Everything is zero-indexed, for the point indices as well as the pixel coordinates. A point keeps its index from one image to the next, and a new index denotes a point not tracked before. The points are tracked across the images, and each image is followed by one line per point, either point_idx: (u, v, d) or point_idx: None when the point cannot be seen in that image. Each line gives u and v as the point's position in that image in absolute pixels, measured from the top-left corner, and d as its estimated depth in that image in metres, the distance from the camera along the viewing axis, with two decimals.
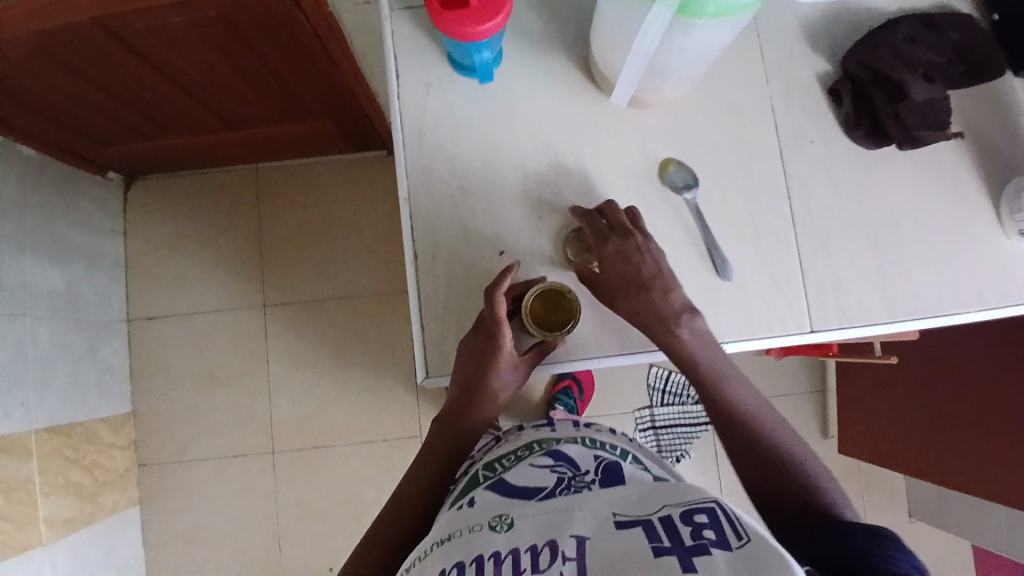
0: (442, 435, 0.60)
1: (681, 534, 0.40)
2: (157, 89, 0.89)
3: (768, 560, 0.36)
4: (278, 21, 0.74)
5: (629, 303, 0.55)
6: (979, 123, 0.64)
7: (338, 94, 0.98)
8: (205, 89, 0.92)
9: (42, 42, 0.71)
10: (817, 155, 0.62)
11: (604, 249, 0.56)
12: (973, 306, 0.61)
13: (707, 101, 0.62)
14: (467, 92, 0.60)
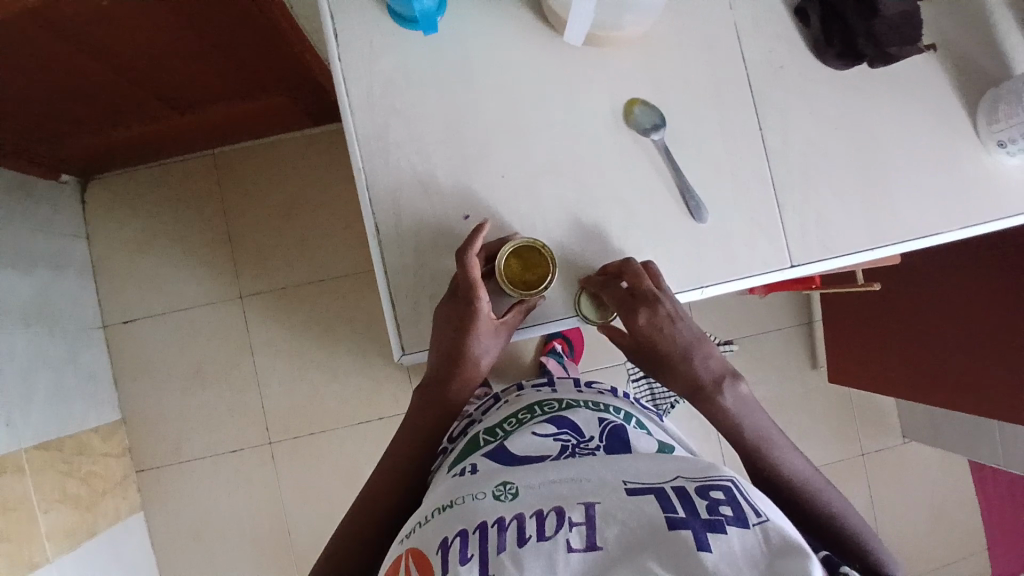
0: (422, 404, 0.58)
1: (682, 503, 0.39)
2: (96, 81, 0.84)
3: (787, 549, 0.36)
4: None
5: (671, 370, 0.55)
6: (952, 32, 0.61)
7: (290, 66, 0.93)
8: (148, 75, 0.86)
9: None
10: (789, 80, 0.59)
11: (635, 323, 0.53)
12: (955, 225, 0.59)
13: (670, 32, 0.58)
14: (413, 47, 0.56)
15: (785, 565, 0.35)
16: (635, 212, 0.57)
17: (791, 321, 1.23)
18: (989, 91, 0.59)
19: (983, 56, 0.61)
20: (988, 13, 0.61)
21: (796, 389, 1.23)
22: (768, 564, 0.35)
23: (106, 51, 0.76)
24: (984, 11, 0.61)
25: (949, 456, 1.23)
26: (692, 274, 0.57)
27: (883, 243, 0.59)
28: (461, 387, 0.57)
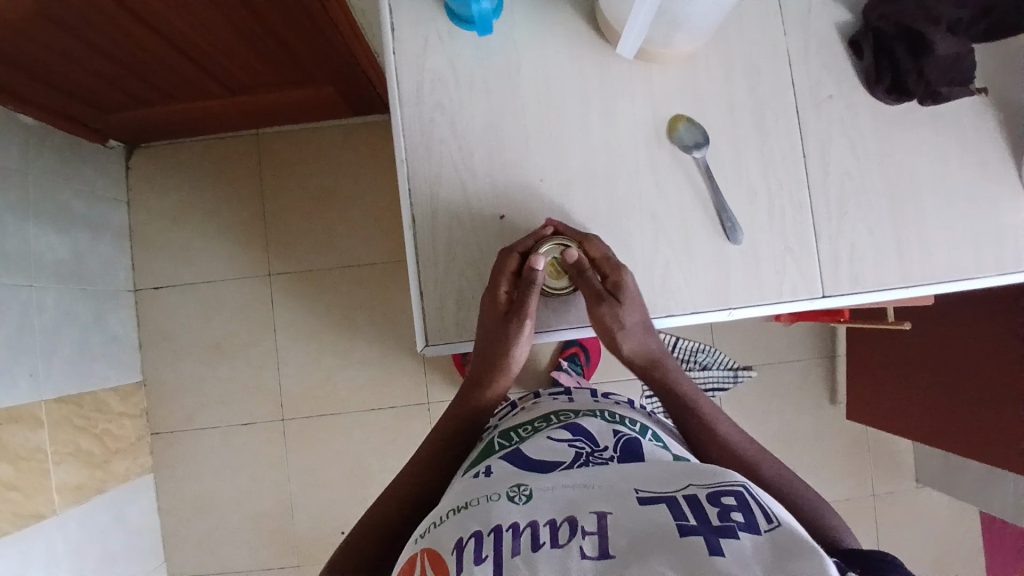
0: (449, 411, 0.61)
1: (689, 510, 0.40)
2: (152, 54, 0.86)
3: (797, 547, 0.36)
4: None
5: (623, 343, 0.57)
6: (1006, 77, 0.60)
7: (338, 59, 0.95)
8: (203, 53, 0.89)
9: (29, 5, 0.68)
10: (835, 111, 0.59)
11: (620, 277, 0.54)
12: (989, 271, 0.59)
13: (722, 52, 0.58)
14: (466, 47, 0.57)
15: (798, 567, 0.35)
16: (668, 225, 0.57)
17: (813, 354, 1.21)
18: None
19: None
20: None
21: (810, 422, 1.21)
22: (782, 565, 0.35)
23: (162, 26, 0.79)
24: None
25: (961, 506, 1.21)
26: (721, 292, 0.57)
27: (915, 282, 0.58)
28: (495, 394, 0.61)
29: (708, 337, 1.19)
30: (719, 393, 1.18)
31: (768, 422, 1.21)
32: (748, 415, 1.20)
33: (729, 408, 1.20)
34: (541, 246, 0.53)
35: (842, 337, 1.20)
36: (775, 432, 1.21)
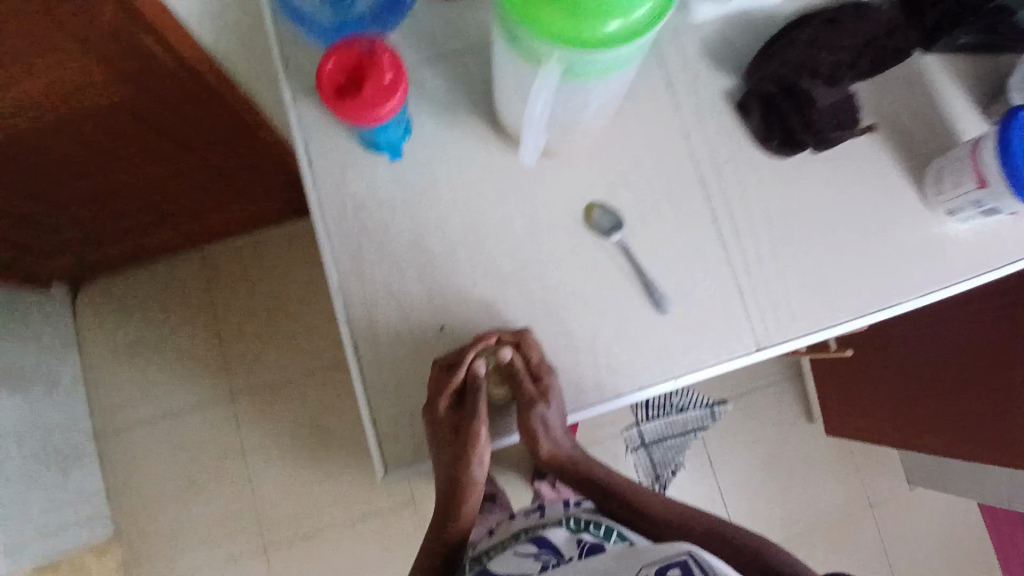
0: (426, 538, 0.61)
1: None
2: (87, 184, 0.89)
3: None
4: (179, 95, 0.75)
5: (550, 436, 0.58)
6: (888, 112, 0.65)
7: (265, 159, 0.98)
8: (130, 176, 0.91)
9: None
10: (738, 173, 0.62)
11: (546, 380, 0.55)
12: (907, 295, 0.62)
13: (623, 135, 0.62)
14: (380, 170, 0.59)
15: None
16: (604, 305, 0.59)
17: (781, 376, 1.23)
18: (932, 162, 0.64)
19: (924, 132, 0.65)
20: (926, 85, 0.66)
21: (794, 447, 1.22)
22: None
23: (94, 154, 0.81)
24: (922, 83, 0.66)
25: (956, 500, 1.22)
26: (666, 364, 0.58)
27: (841, 319, 0.61)
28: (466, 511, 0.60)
29: None
30: (701, 432, 1.20)
31: (754, 454, 1.21)
32: (734, 449, 1.20)
33: (715, 445, 1.20)
34: (477, 357, 0.55)
35: (809, 372, 1.22)
36: (763, 462, 1.21)
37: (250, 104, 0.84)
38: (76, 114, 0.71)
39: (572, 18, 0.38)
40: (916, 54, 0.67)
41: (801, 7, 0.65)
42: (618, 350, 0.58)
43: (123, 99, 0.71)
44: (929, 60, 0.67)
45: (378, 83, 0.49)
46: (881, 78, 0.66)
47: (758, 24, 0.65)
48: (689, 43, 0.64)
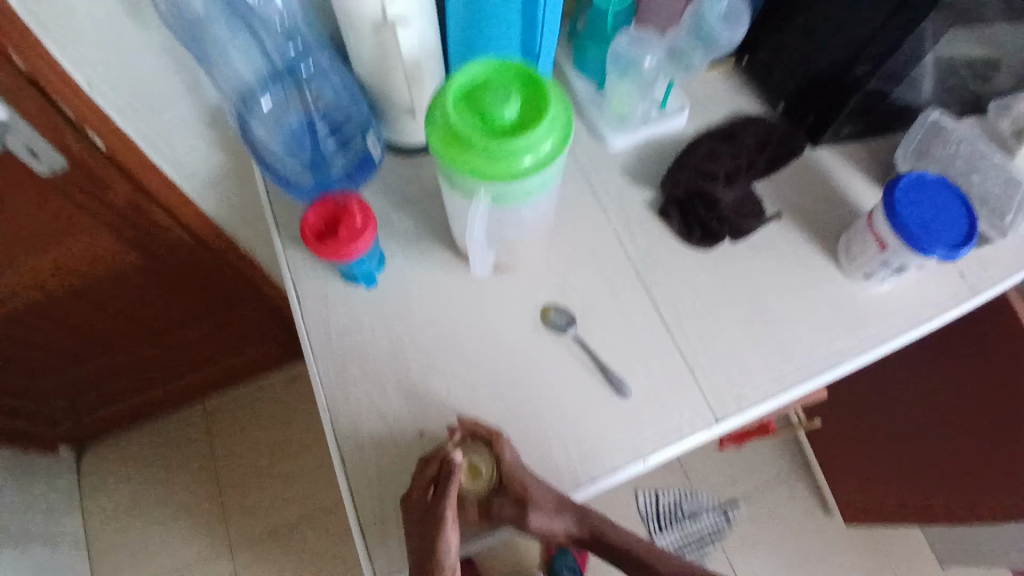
0: None
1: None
2: (100, 339, 0.98)
3: None
4: (178, 253, 0.88)
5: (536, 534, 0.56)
6: (790, 201, 0.76)
7: (263, 308, 1.09)
8: (138, 331, 1.00)
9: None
10: (671, 267, 0.71)
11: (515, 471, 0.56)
12: (848, 356, 0.68)
13: (567, 246, 0.71)
14: (359, 298, 0.68)
15: None
16: (568, 395, 0.64)
17: (786, 471, 1.25)
18: (841, 236, 0.73)
19: (829, 213, 0.76)
20: (822, 174, 0.78)
21: (813, 538, 1.20)
22: None
23: (107, 307, 0.92)
24: (820, 170, 0.78)
25: (999, 570, 1.16)
26: (633, 445, 0.62)
27: (791, 385, 0.66)
28: None
29: (684, 480, 1.22)
30: (718, 539, 1.19)
31: (774, 553, 1.19)
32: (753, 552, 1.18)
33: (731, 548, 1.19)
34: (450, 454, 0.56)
35: (809, 448, 1.24)
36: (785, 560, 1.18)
37: (248, 260, 0.96)
38: (82, 272, 0.83)
39: (492, 160, 0.48)
40: (807, 149, 0.79)
41: (701, 126, 0.80)
42: (587, 436, 0.62)
43: (123, 256, 0.84)
44: (821, 153, 0.79)
45: (350, 227, 0.58)
46: (780, 173, 0.78)
47: (667, 144, 0.78)
48: (613, 166, 0.77)
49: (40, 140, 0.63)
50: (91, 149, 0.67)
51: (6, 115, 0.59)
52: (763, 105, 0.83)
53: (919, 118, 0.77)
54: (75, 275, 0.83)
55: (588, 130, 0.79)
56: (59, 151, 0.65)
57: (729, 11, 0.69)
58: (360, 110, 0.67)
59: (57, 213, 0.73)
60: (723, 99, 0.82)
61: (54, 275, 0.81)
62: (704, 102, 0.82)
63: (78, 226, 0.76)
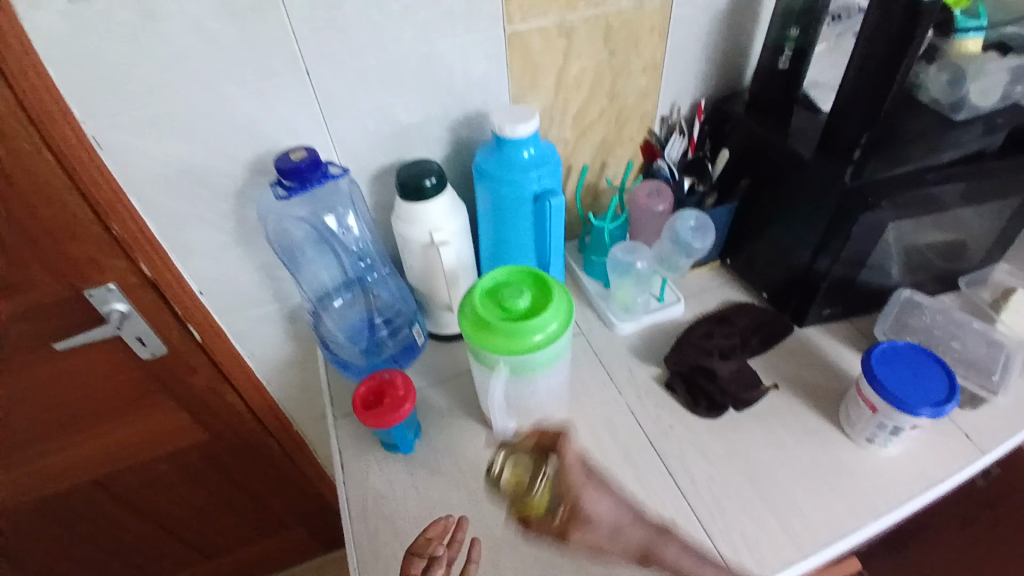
0: None
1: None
2: (151, 514, 1.06)
3: None
4: (240, 436, 0.99)
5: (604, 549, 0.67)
6: (785, 374, 0.84)
7: (303, 492, 1.16)
8: (185, 507, 1.08)
9: (40, 476, 0.90)
10: (682, 435, 0.78)
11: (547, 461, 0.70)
12: (868, 521, 0.69)
13: (584, 416, 0.80)
14: (396, 465, 0.75)
15: None
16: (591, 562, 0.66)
17: None
18: (841, 404, 0.79)
19: (824, 382, 0.83)
20: (812, 349, 0.87)
21: None
22: None
23: (164, 483, 1.01)
24: (810, 346, 0.88)
25: None
26: None
27: (813, 550, 0.67)
28: None
29: None
30: None
31: None
32: None
33: None
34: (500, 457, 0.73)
35: None
36: None
37: (298, 441, 1.06)
38: (152, 447, 0.94)
39: (508, 338, 0.60)
40: (795, 328, 0.90)
41: (696, 313, 0.93)
42: None
43: (190, 435, 0.95)
44: (809, 330, 0.90)
45: (394, 397, 0.69)
46: (774, 349, 0.88)
47: (669, 326, 0.91)
48: (621, 346, 0.89)
49: (150, 331, 0.78)
50: (191, 343, 0.82)
51: (129, 309, 0.74)
52: (751, 294, 0.96)
53: (893, 296, 0.89)
54: (146, 449, 0.94)
55: (599, 319, 0.93)
56: (164, 342, 0.80)
57: (697, 226, 0.85)
58: (409, 307, 0.84)
59: (148, 395, 0.87)
60: (713, 290, 0.97)
61: (131, 450, 0.93)
62: (699, 293, 0.97)
63: (161, 407, 0.89)
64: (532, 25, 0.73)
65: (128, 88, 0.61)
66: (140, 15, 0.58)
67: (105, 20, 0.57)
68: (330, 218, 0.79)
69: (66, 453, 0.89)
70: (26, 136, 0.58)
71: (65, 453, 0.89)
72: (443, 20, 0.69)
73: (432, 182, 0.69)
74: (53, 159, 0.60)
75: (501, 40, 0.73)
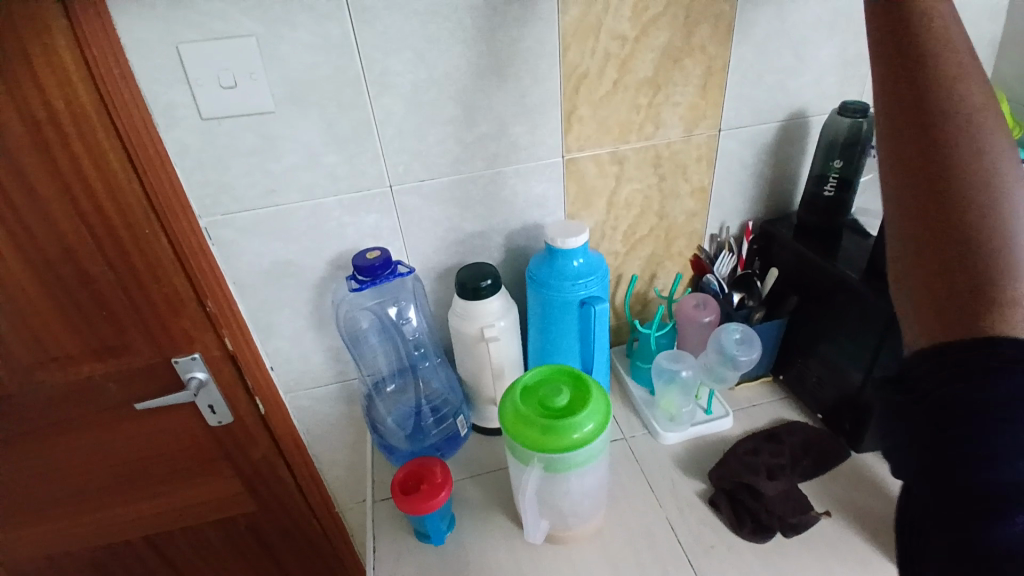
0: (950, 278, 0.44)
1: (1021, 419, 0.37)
2: None
3: None
4: (286, 512, 1.02)
5: (946, 153, 0.47)
6: (839, 502, 0.80)
7: None
8: None
9: (103, 527, 0.97)
10: (723, 556, 0.74)
11: None
12: None
13: (620, 525, 0.78)
14: (426, 555, 0.75)
15: None
16: None
17: None
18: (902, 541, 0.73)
19: (882, 513, 0.78)
20: (870, 477, 0.83)
21: None
22: None
23: (209, 549, 1.05)
24: (868, 474, 0.83)
25: None
26: None
27: None
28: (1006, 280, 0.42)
29: None
30: None
31: None
32: None
33: None
34: None
35: None
36: None
37: (337, 522, 1.08)
38: (205, 512, 0.99)
39: (545, 433, 0.63)
40: (851, 453, 0.86)
41: (746, 429, 0.91)
42: None
43: (241, 505, 0.99)
44: (866, 457, 0.85)
45: (431, 484, 0.71)
46: (828, 474, 0.84)
47: (715, 440, 0.89)
48: (663, 456, 0.88)
49: (222, 401, 0.86)
50: (255, 414, 0.89)
51: (207, 377, 0.82)
52: (804, 413, 0.94)
53: None
54: (200, 514, 0.99)
55: (643, 426, 0.93)
56: (232, 411, 0.87)
57: (742, 338, 0.86)
58: (457, 396, 0.89)
59: (210, 461, 0.93)
60: (766, 406, 0.95)
61: (186, 513, 0.98)
62: (749, 408, 0.95)
63: (219, 474, 0.95)
64: (587, 154, 0.82)
65: (240, 192, 0.73)
66: (260, 140, 0.70)
67: (232, 141, 0.70)
68: (393, 309, 0.86)
69: (128, 507, 0.95)
70: (148, 224, 0.69)
71: (128, 507, 0.95)
72: (508, 149, 0.79)
73: (489, 283, 0.75)
74: (167, 243, 0.71)
75: (561, 164, 0.82)
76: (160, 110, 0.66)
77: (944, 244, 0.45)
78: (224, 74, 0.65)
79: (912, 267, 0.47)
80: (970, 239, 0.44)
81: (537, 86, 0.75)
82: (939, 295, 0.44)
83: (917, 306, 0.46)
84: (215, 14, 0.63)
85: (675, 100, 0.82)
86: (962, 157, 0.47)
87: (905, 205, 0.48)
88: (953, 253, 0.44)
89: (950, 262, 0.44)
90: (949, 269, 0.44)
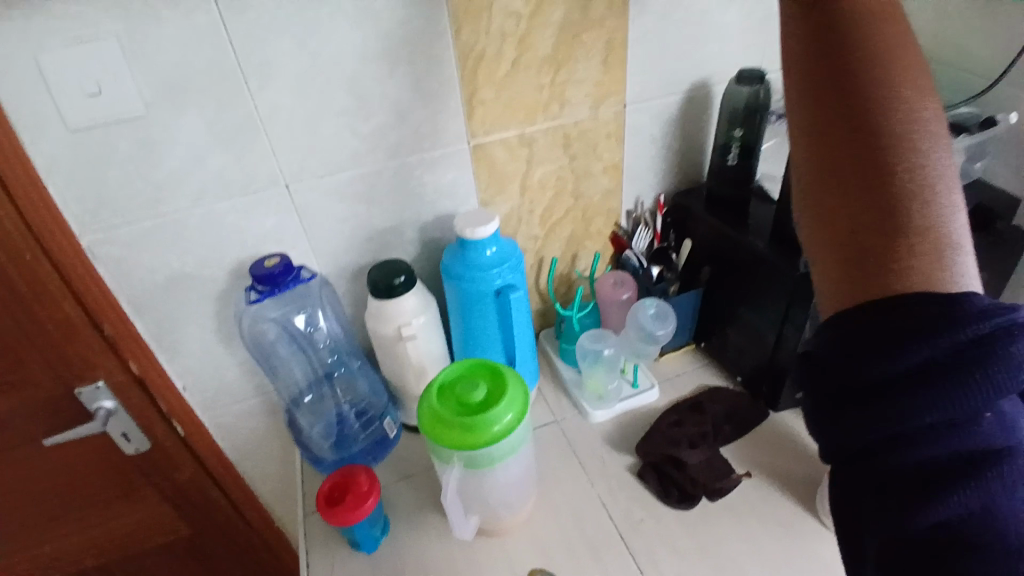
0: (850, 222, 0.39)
1: (943, 405, 0.33)
2: None
3: None
4: (224, 531, 0.99)
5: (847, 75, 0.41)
6: (758, 463, 0.84)
7: None
8: None
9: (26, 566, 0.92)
10: (651, 529, 0.76)
11: None
12: None
13: (552, 510, 0.80)
14: (360, 563, 0.75)
15: None
16: None
17: None
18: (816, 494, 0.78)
19: (797, 468, 0.83)
20: (786, 434, 0.87)
21: None
22: None
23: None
24: (784, 432, 0.88)
25: None
26: None
27: None
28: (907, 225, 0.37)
29: None
30: None
31: None
32: None
33: None
34: None
35: None
36: None
37: (277, 533, 1.05)
38: (138, 542, 0.95)
39: (465, 432, 0.62)
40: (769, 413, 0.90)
41: (671, 400, 0.94)
42: None
43: (173, 530, 0.96)
44: (782, 414, 0.90)
45: (357, 493, 0.70)
46: (748, 436, 0.88)
47: (641, 415, 0.92)
48: (592, 435, 0.90)
49: (135, 427, 0.81)
50: (175, 437, 0.85)
51: (116, 405, 0.78)
52: (725, 377, 0.98)
53: None
54: (132, 543, 0.95)
55: (574, 408, 0.94)
56: (149, 437, 0.83)
57: (657, 313, 0.88)
58: (381, 399, 0.89)
59: (131, 489, 0.89)
60: (690, 376, 0.98)
61: (116, 544, 0.94)
62: (674, 378, 0.98)
63: (145, 501, 0.91)
64: (494, 138, 0.81)
65: (126, 205, 0.68)
66: (141, 147, 0.66)
67: (108, 151, 0.65)
68: (300, 317, 0.84)
69: (49, 544, 0.91)
70: (29, 248, 0.64)
71: (50, 545, 0.91)
72: (411, 138, 0.77)
73: (403, 280, 0.74)
74: (51, 265, 0.67)
75: (467, 149, 0.81)
76: (25, 123, 0.61)
77: (843, 182, 0.40)
78: (87, 82, 0.60)
79: (812, 209, 0.42)
80: (888, 162, 0.38)
81: (434, 73, 0.74)
82: (842, 229, 0.39)
83: (817, 246, 0.41)
84: (71, 15, 0.57)
85: (579, 77, 0.81)
86: (886, 66, 0.40)
87: (807, 139, 0.42)
88: (862, 182, 0.39)
89: (857, 188, 0.39)
90: (861, 195, 0.39)
